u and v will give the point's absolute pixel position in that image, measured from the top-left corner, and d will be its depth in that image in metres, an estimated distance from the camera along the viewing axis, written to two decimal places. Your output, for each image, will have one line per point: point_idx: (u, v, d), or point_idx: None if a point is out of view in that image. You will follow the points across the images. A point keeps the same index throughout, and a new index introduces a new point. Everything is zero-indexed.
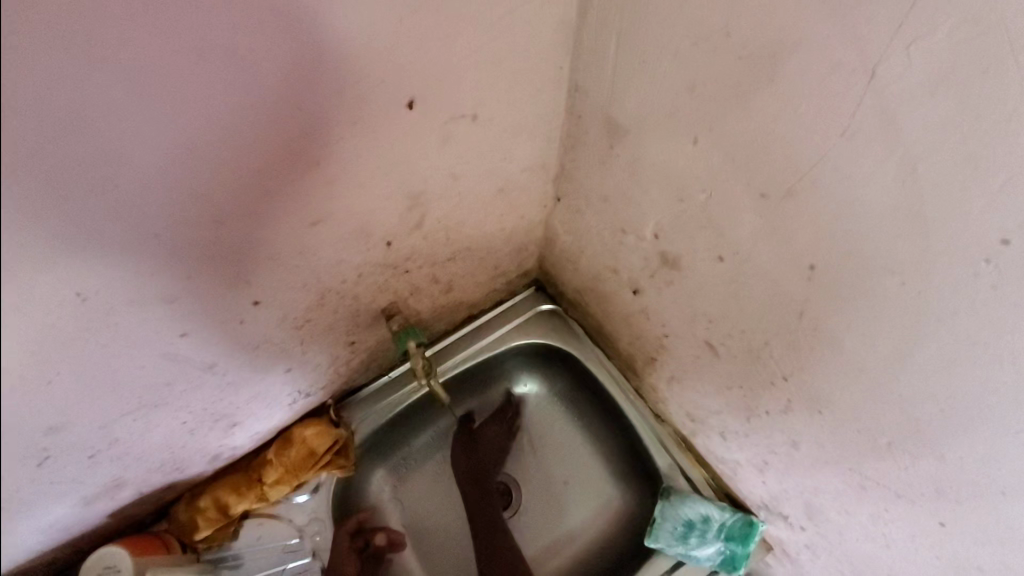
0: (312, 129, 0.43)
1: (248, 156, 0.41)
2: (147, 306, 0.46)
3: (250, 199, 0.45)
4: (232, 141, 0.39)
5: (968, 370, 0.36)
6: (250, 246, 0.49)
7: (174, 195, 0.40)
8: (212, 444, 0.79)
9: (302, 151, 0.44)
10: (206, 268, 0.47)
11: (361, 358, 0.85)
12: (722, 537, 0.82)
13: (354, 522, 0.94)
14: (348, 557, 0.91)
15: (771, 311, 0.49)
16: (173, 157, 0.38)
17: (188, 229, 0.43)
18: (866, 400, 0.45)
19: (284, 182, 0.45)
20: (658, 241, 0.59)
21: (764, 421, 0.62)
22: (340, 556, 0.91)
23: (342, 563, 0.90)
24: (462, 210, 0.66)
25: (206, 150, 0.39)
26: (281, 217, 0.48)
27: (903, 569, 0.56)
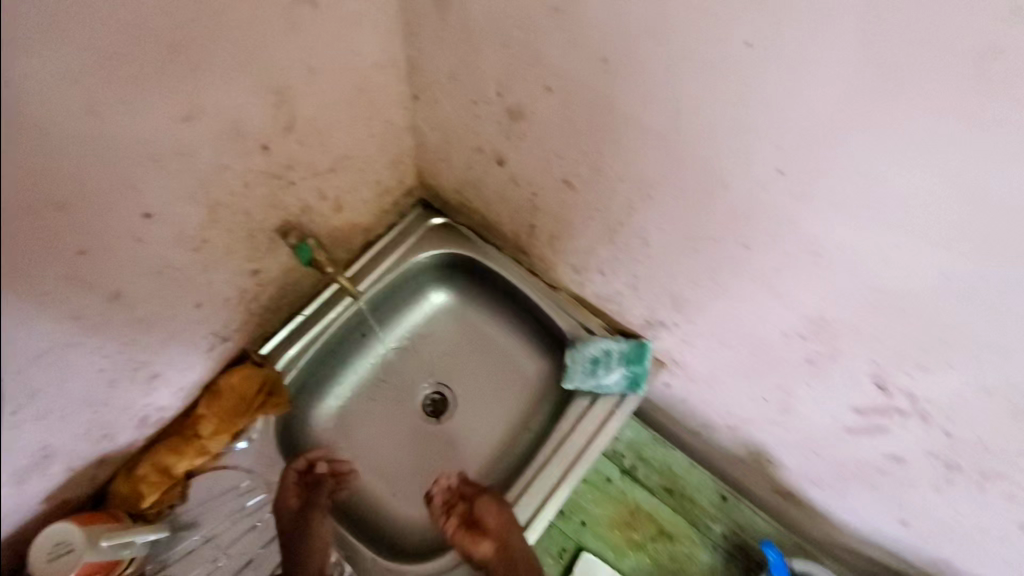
0: (164, 8, 0.48)
1: (108, 34, 0.46)
2: (40, 210, 0.49)
3: (119, 85, 0.49)
4: (91, 19, 0.44)
5: (711, 94, 0.50)
6: (130, 142, 0.53)
7: (48, 79, 0.44)
8: (137, 401, 0.80)
9: (159, 32, 0.49)
10: (91, 164, 0.51)
11: (269, 291, 0.89)
12: (623, 362, 0.96)
13: (304, 461, 0.96)
14: (292, 488, 0.92)
15: (592, 118, 0.62)
16: (41, 35, 0.41)
17: (66, 119, 0.47)
18: (671, 164, 0.60)
19: (150, 69, 0.50)
20: (502, 97, 0.70)
21: (623, 233, 0.76)
22: (283, 488, 0.91)
23: (285, 498, 0.91)
24: (329, 111, 0.73)
25: (68, 28, 0.43)
26: (153, 109, 0.53)
27: (740, 313, 0.72)
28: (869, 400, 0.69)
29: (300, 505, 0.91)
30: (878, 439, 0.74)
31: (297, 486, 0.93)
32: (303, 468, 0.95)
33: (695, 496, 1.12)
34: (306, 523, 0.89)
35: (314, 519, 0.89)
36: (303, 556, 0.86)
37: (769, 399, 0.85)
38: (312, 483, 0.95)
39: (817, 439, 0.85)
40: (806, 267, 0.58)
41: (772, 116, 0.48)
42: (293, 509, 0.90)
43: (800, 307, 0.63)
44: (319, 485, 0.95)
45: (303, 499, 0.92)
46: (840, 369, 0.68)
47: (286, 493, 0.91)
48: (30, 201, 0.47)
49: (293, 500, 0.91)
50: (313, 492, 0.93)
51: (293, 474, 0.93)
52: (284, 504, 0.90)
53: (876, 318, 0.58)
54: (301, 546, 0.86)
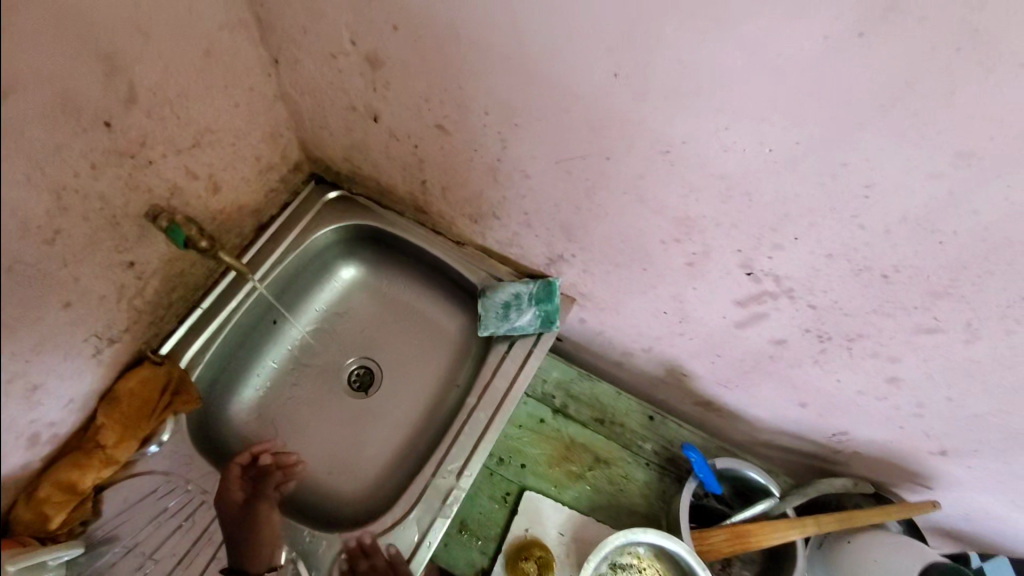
0: None
1: None
2: None
3: None
4: None
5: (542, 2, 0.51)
6: None
7: None
8: (19, 419, 0.74)
9: None
10: None
11: (154, 284, 0.85)
12: (533, 303, 0.99)
13: (248, 455, 0.94)
14: (236, 482, 0.90)
15: (445, 51, 0.62)
16: None
17: None
18: (525, 87, 0.61)
19: None
20: (357, 45, 0.69)
21: (504, 171, 0.78)
22: (227, 483, 0.90)
23: (229, 491, 0.89)
24: (176, 79, 0.69)
25: None
26: None
27: (622, 229, 0.76)
28: (745, 290, 0.76)
29: (245, 498, 0.89)
30: (762, 326, 0.81)
31: (242, 480, 0.91)
32: (247, 462, 0.93)
33: (624, 420, 1.17)
34: (252, 514, 0.88)
35: (260, 509, 0.89)
36: (250, 546, 0.86)
37: (668, 311, 0.91)
38: (256, 476, 0.93)
39: (716, 341, 0.92)
40: (662, 168, 0.62)
41: (598, 18, 0.50)
42: (238, 502, 0.88)
43: (668, 210, 0.68)
44: (264, 477, 0.94)
45: (248, 492, 0.90)
46: (715, 265, 0.73)
47: (229, 487, 0.90)
48: None
49: (238, 494, 0.89)
50: (258, 484, 0.92)
51: (236, 469, 0.91)
52: (228, 498, 0.88)
53: (730, 207, 0.63)
54: (247, 537, 0.86)
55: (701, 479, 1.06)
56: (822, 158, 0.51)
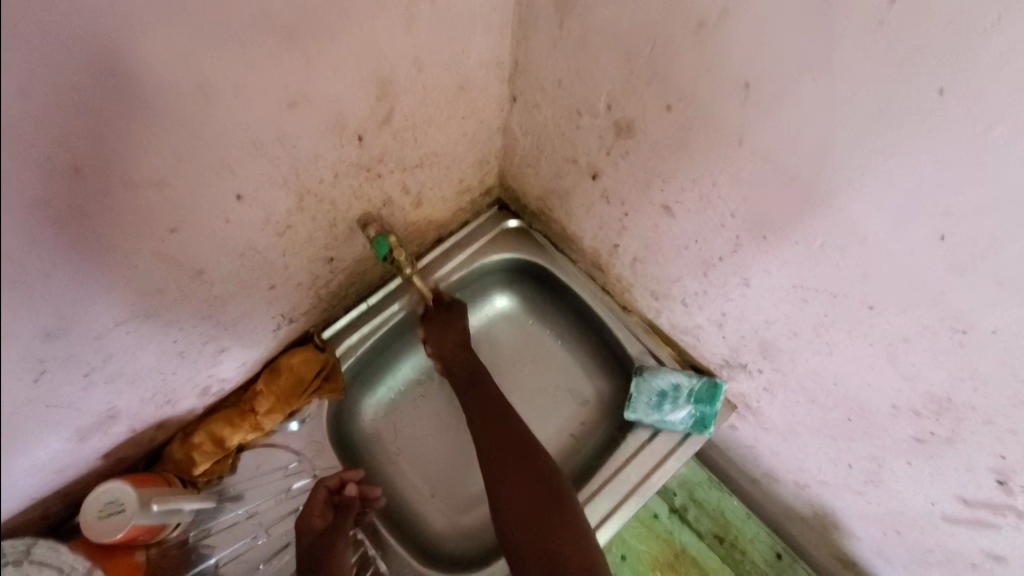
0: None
1: (237, 12, 0.44)
2: (137, 186, 0.48)
3: (235, 69, 0.47)
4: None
5: (880, 141, 0.43)
6: (231, 127, 0.51)
7: (164, 57, 0.42)
8: (201, 373, 0.80)
9: (278, 18, 0.47)
10: (194, 148, 0.50)
11: (339, 279, 0.88)
12: (692, 401, 0.90)
13: (337, 479, 0.89)
14: (319, 507, 0.86)
15: (713, 148, 0.57)
16: (165, 12, 0.40)
17: (175, 98, 0.45)
18: (799, 209, 0.53)
19: (266, 54, 0.48)
20: (612, 111, 0.65)
21: (720, 270, 0.70)
22: (310, 505, 0.86)
23: (308, 514, 0.85)
24: (428, 107, 0.70)
25: (191, 9, 0.41)
26: (260, 95, 0.51)
27: (843, 373, 0.65)
28: (979, 492, 0.62)
29: (324, 527, 0.85)
30: (981, 533, 0.67)
31: (324, 506, 0.86)
32: (334, 486, 0.88)
33: (747, 547, 1.05)
34: (328, 549, 0.82)
35: (338, 545, 0.83)
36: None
37: (854, 467, 0.78)
38: (339, 503, 0.87)
39: (902, 518, 0.78)
40: (942, 344, 0.51)
41: (954, 179, 0.41)
42: (315, 529, 0.84)
43: (922, 382, 0.57)
44: (347, 509, 0.87)
45: (331, 523, 0.85)
46: (954, 455, 0.61)
47: (312, 511, 0.86)
48: (129, 176, 0.47)
49: (319, 519, 0.85)
50: (341, 515, 0.87)
51: (322, 492, 0.87)
52: (308, 524, 0.84)
53: (1017, 412, 0.50)
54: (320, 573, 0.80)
55: None
56: None
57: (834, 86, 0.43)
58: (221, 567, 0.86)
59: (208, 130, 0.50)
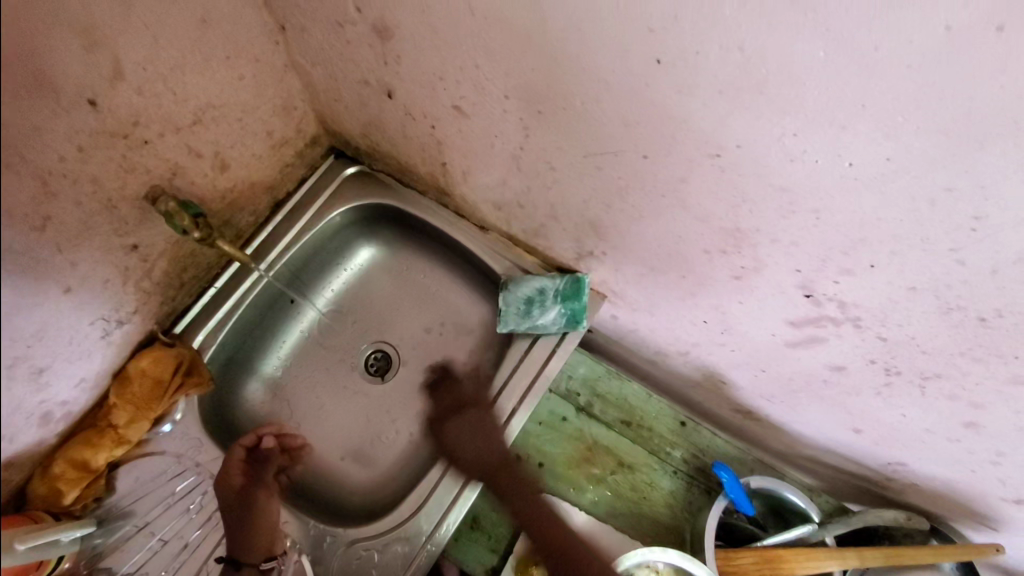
0: None
1: None
2: None
3: None
4: None
5: None
6: None
7: None
8: (27, 400, 0.73)
9: None
10: None
11: (161, 266, 0.81)
12: (559, 300, 0.91)
13: (253, 438, 0.93)
14: (238, 466, 0.89)
15: (457, 25, 0.53)
16: None
17: None
18: (549, 71, 0.52)
19: None
20: (364, 14, 0.61)
21: (527, 161, 0.68)
22: (228, 466, 0.89)
23: (227, 474, 0.88)
24: (171, 52, 0.63)
25: None
26: None
27: (659, 231, 0.66)
28: (798, 312, 0.66)
29: (244, 483, 0.88)
30: (817, 349, 0.71)
31: (243, 463, 0.90)
32: (252, 444, 0.92)
33: (653, 424, 1.10)
34: (250, 503, 0.87)
35: (259, 497, 0.88)
36: (249, 534, 0.84)
37: (709, 321, 0.81)
38: (258, 458, 0.92)
39: (763, 357, 0.82)
40: (711, 176, 0.52)
41: None
42: (235, 487, 0.87)
43: (713, 219, 0.58)
44: (267, 462, 0.92)
45: (249, 478, 0.89)
46: (767, 283, 0.63)
47: (230, 470, 0.89)
48: None
49: (239, 478, 0.88)
50: (260, 469, 0.91)
51: (241, 451, 0.91)
52: (228, 483, 0.87)
53: (790, 222, 0.52)
54: (246, 525, 0.85)
55: (731, 498, 0.97)
56: (917, 180, 0.41)
57: None
58: None
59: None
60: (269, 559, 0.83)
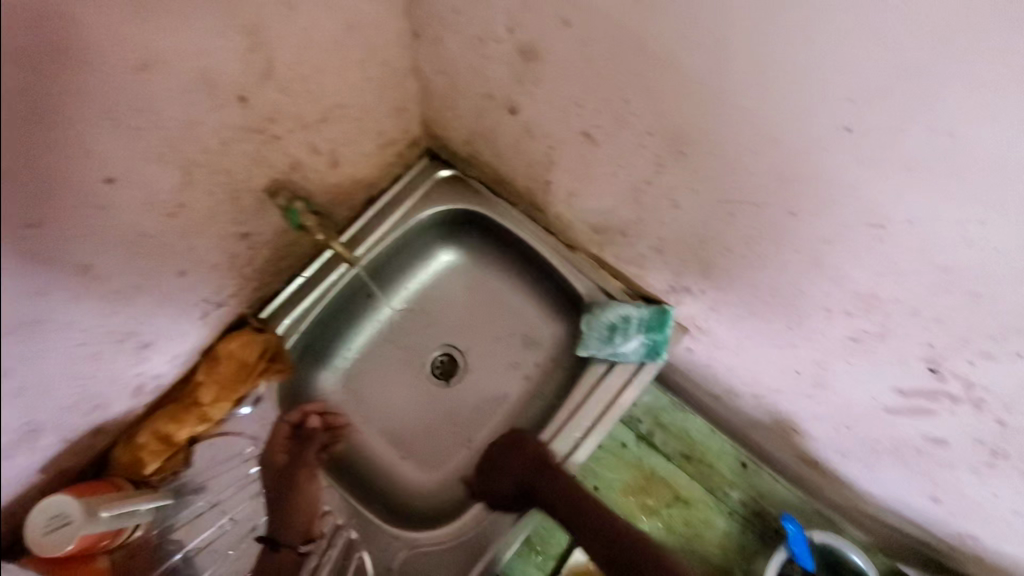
0: None
1: None
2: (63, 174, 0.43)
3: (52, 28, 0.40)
4: None
5: (776, 28, 0.40)
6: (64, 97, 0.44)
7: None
8: (127, 372, 0.75)
9: None
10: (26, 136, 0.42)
11: (263, 253, 0.83)
12: (642, 330, 0.90)
13: (298, 414, 0.93)
14: (280, 444, 0.90)
15: (621, 62, 0.52)
16: None
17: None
18: (710, 118, 0.51)
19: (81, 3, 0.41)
20: (514, 34, 0.60)
21: (649, 193, 0.68)
22: (271, 444, 0.89)
23: (271, 451, 0.89)
24: (316, 54, 0.63)
25: None
26: (97, 54, 0.44)
27: (778, 282, 0.64)
28: (913, 381, 0.64)
29: (286, 462, 0.89)
30: (920, 419, 0.69)
31: (285, 441, 0.90)
32: (297, 421, 0.92)
33: (714, 462, 1.09)
34: (290, 484, 0.87)
35: (297, 478, 0.88)
36: (287, 514, 0.85)
37: (802, 372, 0.79)
38: (302, 436, 0.92)
39: (851, 414, 0.80)
40: (861, 242, 0.50)
41: (841, 54, 0.39)
42: (277, 466, 0.88)
43: (847, 281, 0.56)
44: (310, 440, 0.92)
45: (291, 456, 0.90)
46: (888, 349, 0.61)
47: (274, 447, 0.90)
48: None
49: (281, 457, 0.89)
50: (303, 448, 0.91)
51: (285, 429, 0.91)
52: (272, 461, 0.89)
53: (940, 299, 0.50)
54: (287, 506, 0.86)
55: (792, 551, 0.96)
56: None
57: None
58: (190, 559, 0.84)
59: (59, 103, 0.44)
60: (307, 542, 0.84)
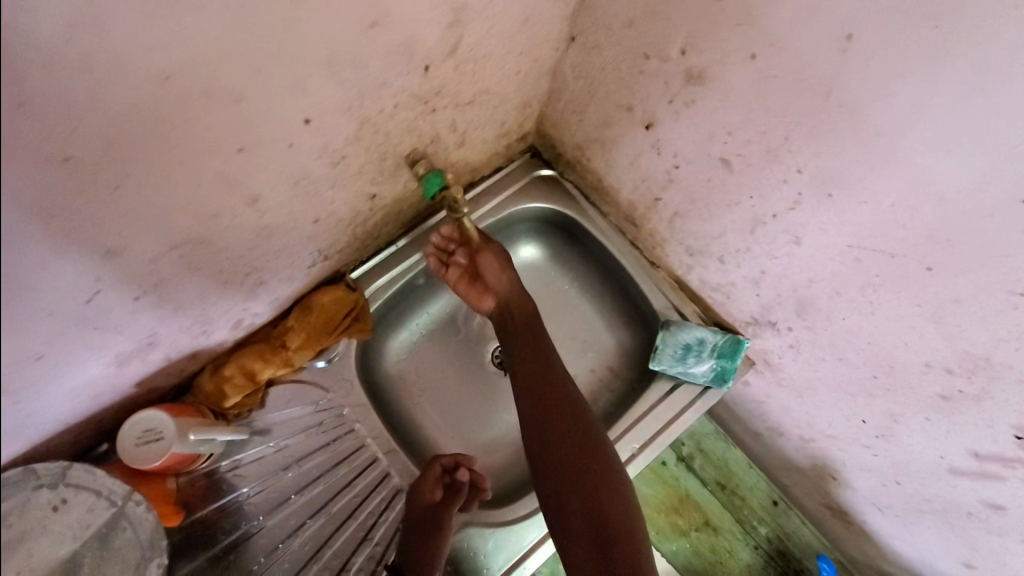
0: None
1: None
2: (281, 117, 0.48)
3: None
4: None
5: (981, 100, 0.44)
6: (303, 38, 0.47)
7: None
8: (237, 305, 0.78)
9: None
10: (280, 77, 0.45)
11: (377, 217, 0.86)
12: (714, 355, 0.93)
13: (451, 460, 0.91)
14: (432, 484, 0.88)
15: (797, 102, 0.56)
16: None
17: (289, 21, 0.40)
18: (874, 168, 0.54)
19: None
20: (685, 57, 0.63)
21: (769, 227, 0.71)
22: (424, 479, 0.88)
23: (422, 487, 0.87)
24: (491, 40, 0.67)
25: None
26: (341, 5, 0.48)
27: (880, 331, 0.68)
28: (992, 446, 0.67)
29: (436, 504, 0.87)
30: (984, 484, 0.72)
31: (437, 483, 0.88)
32: (449, 465, 0.90)
33: (747, 495, 1.13)
34: (432, 531, 0.86)
35: (443, 522, 0.86)
36: (423, 558, 0.84)
37: (869, 421, 0.83)
38: (451, 486, 0.89)
39: (906, 470, 0.83)
40: (993, 306, 0.54)
41: None
42: (427, 504, 0.86)
43: (962, 340, 0.59)
44: (458, 491, 0.89)
45: (441, 503, 0.87)
46: (978, 412, 0.65)
47: (426, 485, 0.88)
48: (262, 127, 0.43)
49: (433, 496, 0.87)
50: (450, 498, 0.88)
51: (437, 470, 0.89)
52: (420, 497, 0.87)
53: None
54: (422, 540, 0.85)
55: None
56: None
57: (946, 40, 0.43)
58: (252, 496, 0.87)
59: (284, 40, 0.47)
60: None
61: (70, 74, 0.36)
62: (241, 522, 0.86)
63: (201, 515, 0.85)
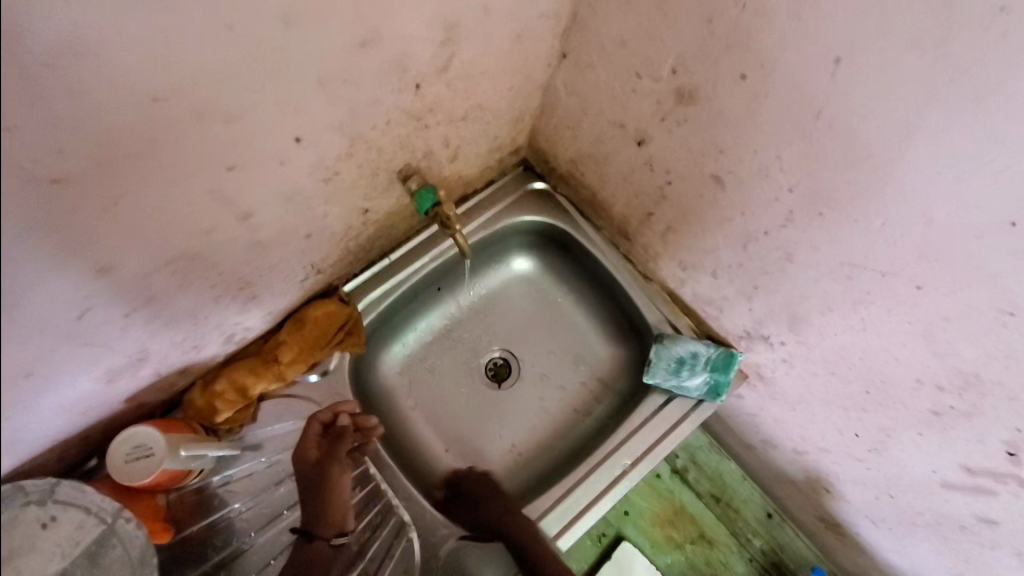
0: None
1: None
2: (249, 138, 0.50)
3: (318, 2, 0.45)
4: None
5: (964, 124, 0.44)
6: (296, 62, 0.48)
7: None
8: (229, 320, 0.78)
9: None
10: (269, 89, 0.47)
11: (370, 231, 0.86)
12: (708, 369, 0.94)
13: (328, 413, 0.88)
14: (314, 444, 0.86)
15: (787, 124, 0.57)
16: None
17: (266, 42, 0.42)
18: (864, 189, 0.55)
19: None
20: (676, 76, 0.64)
21: (761, 243, 0.72)
22: (304, 443, 0.85)
23: (303, 449, 0.85)
24: (484, 57, 0.67)
25: None
26: (335, 28, 0.48)
27: (872, 346, 0.68)
28: (984, 462, 0.67)
29: (318, 457, 0.85)
30: (978, 500, 0.72)
31: (319, 437, 0.86)
32: (327, 420, 0.87)
33: (741, 508, 1.12)
34: (322, 476, 0.85)
35: (331, 472, 0.85)
36: (319, 512, 0.84)
37: (862, 435, 0.82)
38: (334, 435, 0.87)
39: (900, 484, 0.83)
40: (984, 324, 0.54)
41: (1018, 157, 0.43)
42: (310, 460, 0.85)
43: (953, 357, 0.60)
44: (341, 438, 0.87)
45: (323, 454, 0.86)
46: (970, 429, 0.65)
47: (307, 443, 0.86)
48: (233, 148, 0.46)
49: (312, 451, 0.85)
50: (334, 444, 0.86)
51: (316, 426, 0.86)
52: (304, 456, 0.85)
53: None
54: (319, 499, 0.84)
55: None
56: None
57: (930, 65, 0.44)
58: (245, 512, 0.87)
59: (277, 63, 0.47)
60: (340, 536, 0.84)
61: (58, 95, 0.36)
62: (233, 539, 0.85)
63: (192, 531, 0.83)
